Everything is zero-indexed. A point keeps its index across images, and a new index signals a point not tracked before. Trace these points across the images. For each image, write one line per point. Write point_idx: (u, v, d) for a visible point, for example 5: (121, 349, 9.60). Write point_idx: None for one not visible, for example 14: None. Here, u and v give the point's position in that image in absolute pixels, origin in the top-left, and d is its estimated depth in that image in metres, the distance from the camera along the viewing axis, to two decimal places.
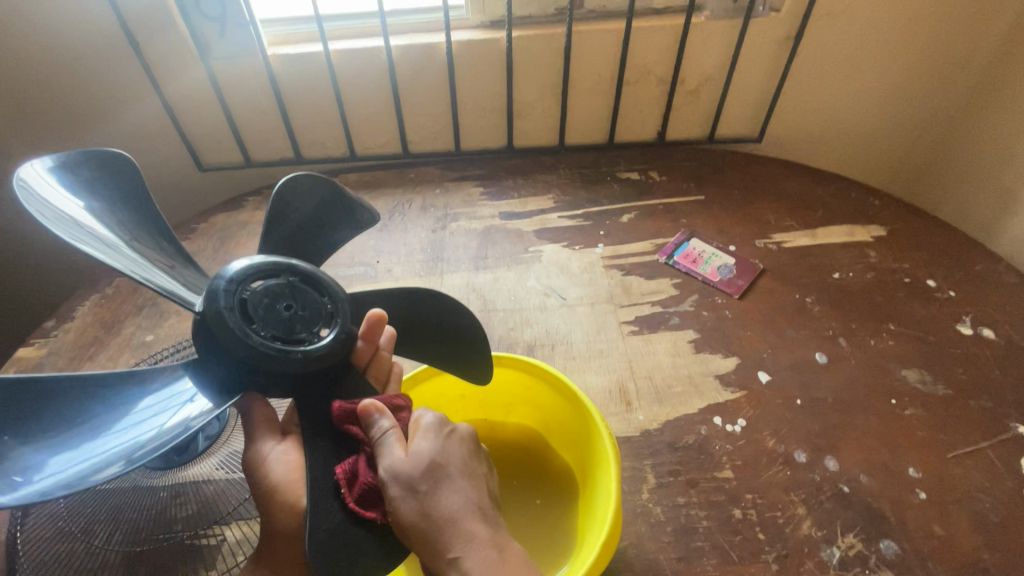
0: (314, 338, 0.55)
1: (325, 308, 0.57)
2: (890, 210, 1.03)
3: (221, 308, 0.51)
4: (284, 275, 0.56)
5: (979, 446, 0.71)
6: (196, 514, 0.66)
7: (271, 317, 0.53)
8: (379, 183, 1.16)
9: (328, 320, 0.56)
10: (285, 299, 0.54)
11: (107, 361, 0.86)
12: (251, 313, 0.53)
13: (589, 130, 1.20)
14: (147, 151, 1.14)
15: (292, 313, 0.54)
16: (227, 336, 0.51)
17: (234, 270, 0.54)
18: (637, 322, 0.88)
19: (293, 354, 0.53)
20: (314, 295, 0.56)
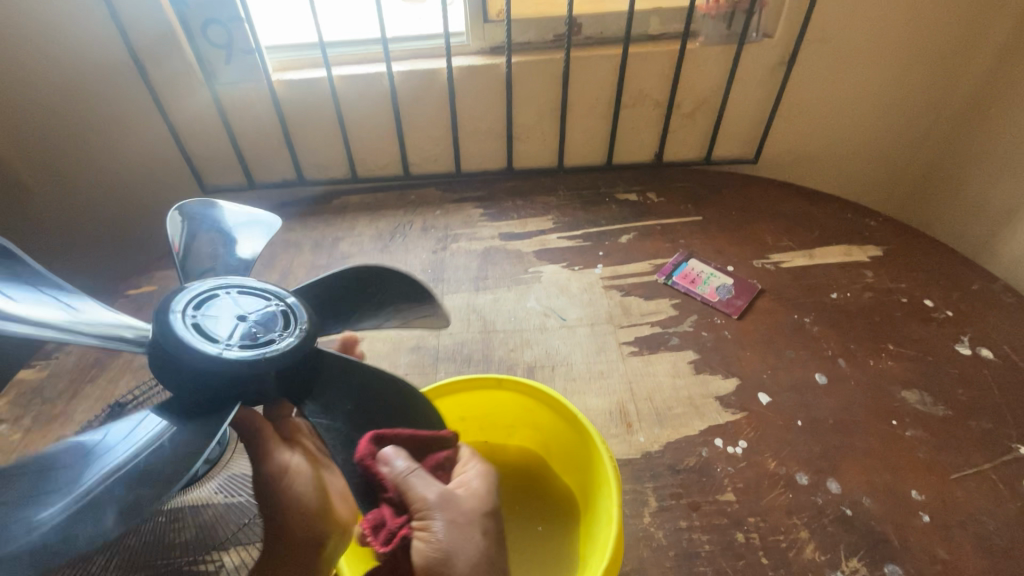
0: (278, 335, 0.56)
1: (273, 312, 0.59)
2: (886, 230, 1.05)
3: (184, 338, 0.53)
4: (219, 295, 0.59)
5: (981, 468, 0.71)
6: (200, 535, 0.66)
7: (223, 328, 0.55)
8: (380, 204, 1.17)
9: (284, 317, 0.59)
10: (235, 316, 0.57)
11: (107, 383, 0.86)
12: (210, 334, 0.54)
13: (588, 152, 1.22)
14: (151, 173, 1.15)
15: (247, 323, 0.56)
16: (191, 353, 0.52)
17: (170, 302, 0.56)
18: (637, 343, 0.88)
19: (266, 351, 0.54)
20: (253, 300, 0.59)
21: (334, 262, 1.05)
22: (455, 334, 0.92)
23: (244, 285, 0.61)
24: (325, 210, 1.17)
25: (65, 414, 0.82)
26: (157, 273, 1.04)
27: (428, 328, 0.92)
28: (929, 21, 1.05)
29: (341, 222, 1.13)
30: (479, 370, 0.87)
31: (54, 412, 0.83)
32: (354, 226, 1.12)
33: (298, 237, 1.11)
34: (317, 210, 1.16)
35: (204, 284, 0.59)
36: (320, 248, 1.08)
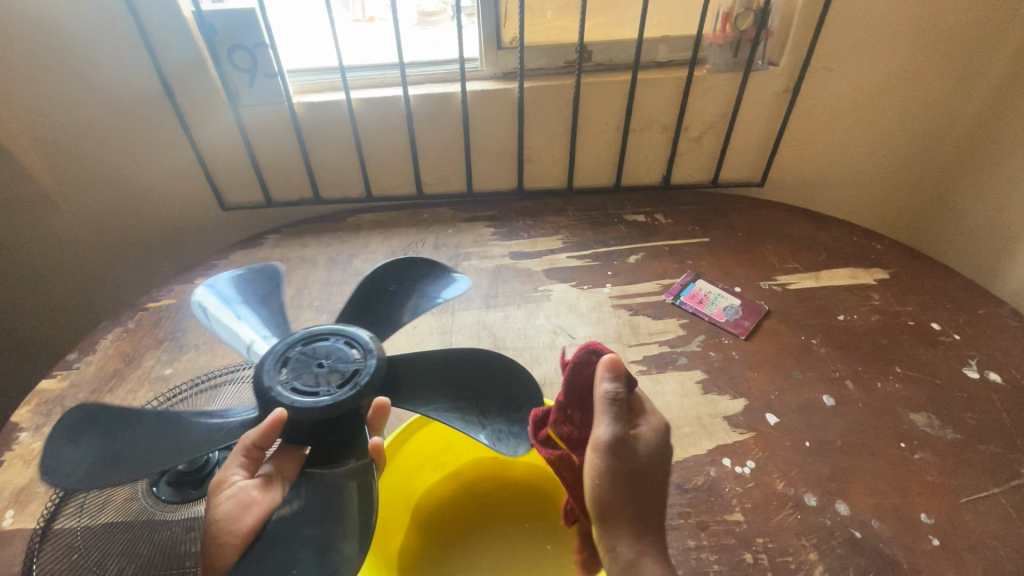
0: (357, 361, 0.65)
1: (337, 344, 0.67)
2: (892, 253, 1.06)
3: (294, 402, 0.61)
4: (292, 354, 0.65)
5: (991, 492, 0.71)
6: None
7: (317, 378, 0.63)
8: (394, 222, 1.20)
9: (352, 346, 0.67)
10: (314, 364, 0.65)
11: (126, 394, 0.88)
12: (309, 389, 0.62)
13: (597, 173, 1.24)
14: (172, 189, 1.19)
15: (328, 365, 0.65)
16: (307, 408, 0.60)
17: (263, 381, 0.63)
18: (645, 362, 0.89)
19: (360, 380, 0.63)
20: (321, 344, 0.67)
21: (348, 278, 1.08)
22: None
23: (297, 334, 0.68)
24: (340, 227, 1.20)
25: None
26: (176, 286, 1.06)
27: (439, 344, 0.94)
28: (931, 51, 1.08)
29: (355, 239, 1.16)
30: None
31: None
32: (368, 243, 1.15)
33: (313, 254, 1.13)
34: (332, 227, 1.19)
35: (276, 351, 0.66)
36: (335, 264, 1.11)
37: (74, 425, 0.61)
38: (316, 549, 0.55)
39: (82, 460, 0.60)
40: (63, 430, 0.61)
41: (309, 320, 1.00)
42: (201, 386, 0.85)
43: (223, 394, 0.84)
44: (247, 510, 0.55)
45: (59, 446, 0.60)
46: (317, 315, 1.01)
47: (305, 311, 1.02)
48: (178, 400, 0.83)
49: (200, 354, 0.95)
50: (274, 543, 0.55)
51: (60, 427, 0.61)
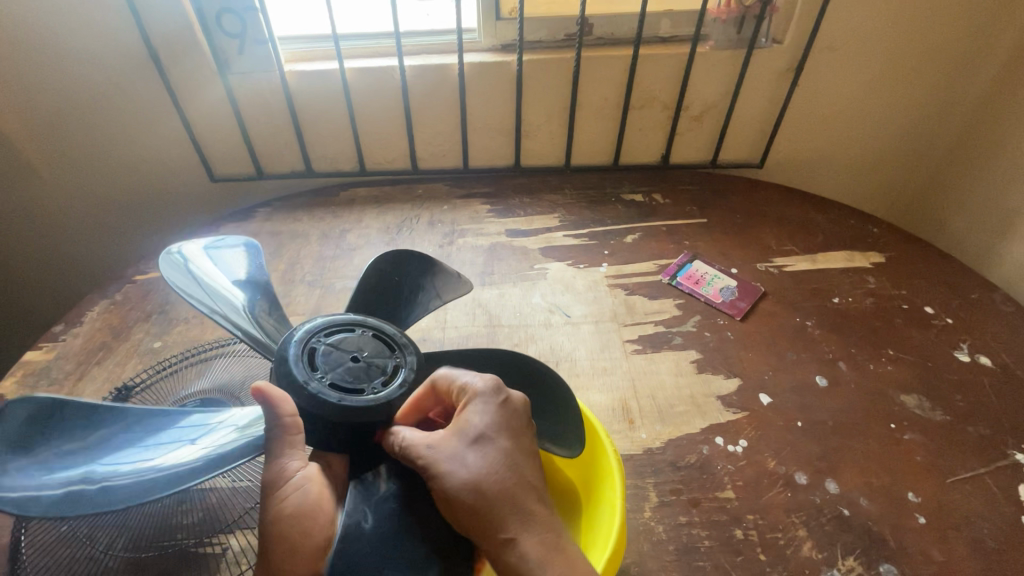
0: (391, 358, 0.62)
1: (367, 337, 0.63)
2: (889, 237, 1.06)
3: (334, 403, 0.56)
4: (320, 350, 0.61)
5: (977, 473, 0.72)
6: (203, 521, 0.66)
7: (354, 371, 0.59)
8: (387, 198, 1.18)
9: (384, 341, 0.63)
10: (347, 357, 0.60)
11: (114, 366, 0.87)
12: (348, 385, 0.58)
13: (595, 151, 1.23)
14: (157, 159, 1.15)
15: (362, 360, 0.60)
16: (357, 401, 0.57)
17: (293, 376, 0.58)
18: (641, 341, 0.89)
19: (404, 377, 0.60)
20: (346, 336, 0.63)
21: (341, 253, 1.06)
22: (461, 327, 0.92)
23: (322, 322, 0.63)
24: (333, 202, 1.17)
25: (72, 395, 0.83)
26: None
27: (434, 321, 0.93)
28: (936, 32, 1.06)
29: (348, 213, 1.14)
30: None
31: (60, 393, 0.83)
32: (361, 218, 1.13)
33: (305, 228, 1.11)
34: (325, 201, 1.17)
35: (298, 345, 0.61)
36: (328, 239, 1.09)
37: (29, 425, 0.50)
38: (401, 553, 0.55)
39: (35, 481, 0.48)
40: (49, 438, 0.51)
41: (301, 295, 0.99)
42: (191, 359, 0.83)
43: (214, 366, 0.82)
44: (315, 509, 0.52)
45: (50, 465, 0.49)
46: (309, 290, 0.99)
47: (297, 286, 1.00)
48: (169, 372, 0.82)
49: (190, 328, 0.93)
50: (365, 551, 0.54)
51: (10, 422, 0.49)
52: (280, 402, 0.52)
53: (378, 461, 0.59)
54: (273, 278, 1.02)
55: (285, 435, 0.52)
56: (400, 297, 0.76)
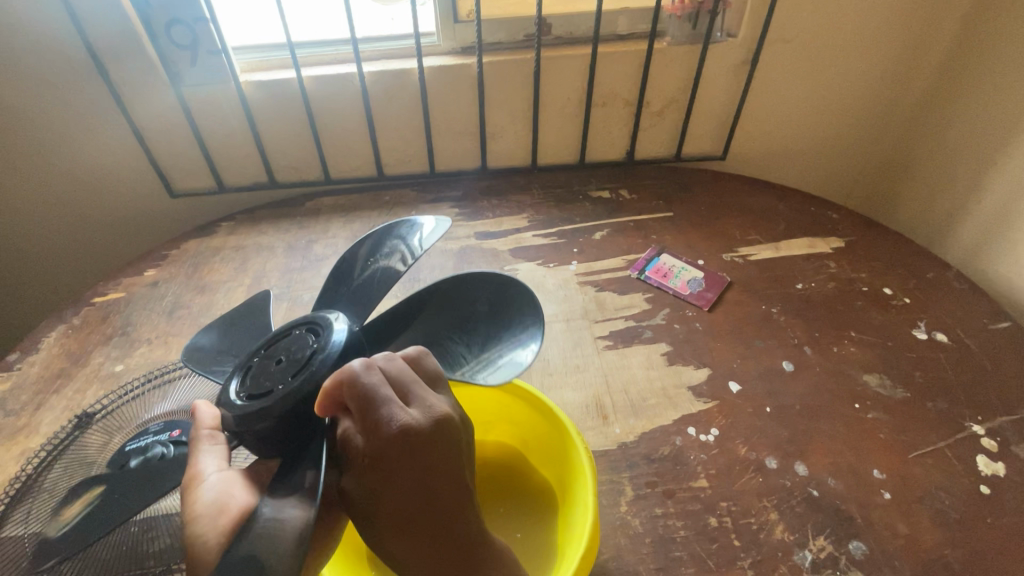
0: (314, 346, 0.55)
1: (298, 334, 0.58)
2: (848, 222, 1.09)
3: (245, 409, 0.52)
4: (253, 362, 0.57)
5: (937, 446, 0.74)
6: (170, 547, 0.65)
7: (274, 374, 0.54)
8: (354, 206, 1.16)
9: (313, 331, 0.58)
10: (274, 359, 0.56)
11: (74, 393, 0.84)
12: (265, 387, 0.53)
13: (561, 150, 1.23)
14: (115, 178, 1.13)
15: (285, 359, 0.55)
16: (264, 403, 0.51)
17: (223, 396, 0.55)
18: (612, 337, 0.90)
19: (320, 360, 0.53)
20: (280, 342, 0.58)
21: (308, 264, 1.05)
22: None
23: (266, 336, 0.60)
24: (299, 212, 1.16)
25: (31, 426, 0.80)
26: (125, 280, 1.02)
27: None
28: (883, 22, 1.10)
29: (315, 224, 1.13)
30: None
31: (18, 424, 0.80)
32: (328, 228, 1.12)
33: (271, 241, 1.09)
34: (290, 212, 1.15)
35: (239, 364, 0.59)
36: (294, 250, 1.07)
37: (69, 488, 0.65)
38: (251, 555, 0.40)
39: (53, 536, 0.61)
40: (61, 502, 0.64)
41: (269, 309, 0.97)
42: (154, 382, 0.81)
43: (178, 387, 0.80)
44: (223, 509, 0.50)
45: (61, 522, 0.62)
46: (276, 304, 0.98)
47: None
48: (132, 397, 0.80)
49: (153, 349, 0.91)
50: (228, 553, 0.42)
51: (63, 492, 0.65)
52: (206, 418, 0.59)
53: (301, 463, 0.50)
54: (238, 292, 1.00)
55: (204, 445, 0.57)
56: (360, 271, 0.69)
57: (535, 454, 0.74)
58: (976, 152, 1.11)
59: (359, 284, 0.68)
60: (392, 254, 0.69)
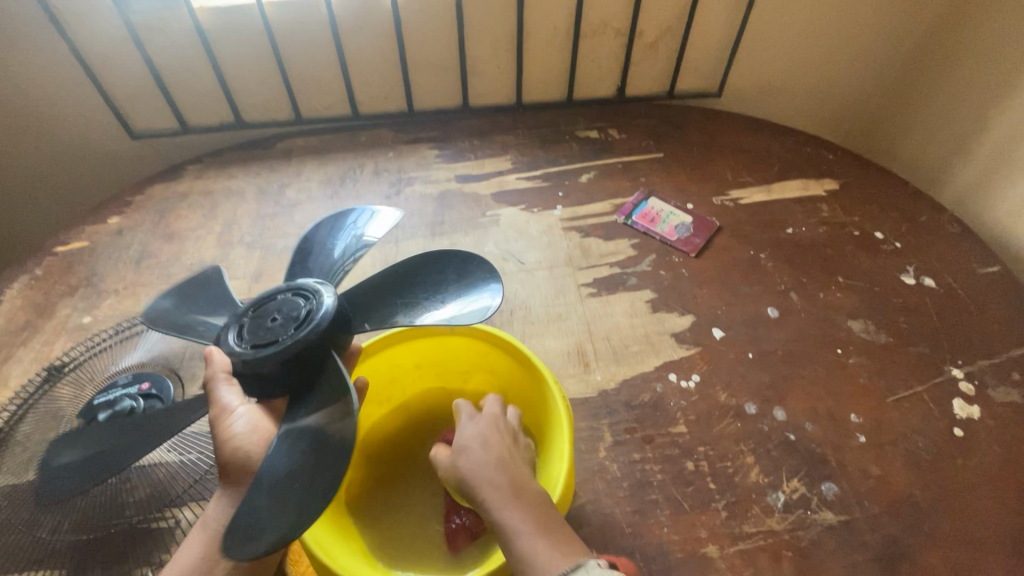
0: (308, 305, 0.54)
1: (287, 294, 0.56)
2: (843, 163, 1.05)
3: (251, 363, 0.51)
4: (246, 320, 0.56)
5: (915, 390, 0.74)
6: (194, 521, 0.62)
7: (273, 330, 0.53)
8: (328, 147, 1.10)
9: (302, 292, 0.56)
10: (267, 319, 0.55)
11: (41, 346, 0.82)
12: (264, 343, 0.52)
13: (547, 86, 1.16)
14: (69, 116, 1.05)
15: (280, 317, 0.54)
16: (270, 354, 0.51)
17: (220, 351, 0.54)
18: (596, 284, 0.88)
19: (317, 318, 0.53)
20: (268, 303, 0.56)
21: (281, 210, 1.00)
22: None
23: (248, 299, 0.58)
24: (269, 154, 1.09)
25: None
26: (88, 227, 0.97)
27: None
28: None
29: (286, 166, 1.07)
30: None
31: None
32: (301, 171, 1.06)
33: (240, 185, 1.04)
34: (260, 154, 1.09)
35: (229, 322, 0.57)
36: (265, 195, 1.02)
37: (66, 444, 0.59)
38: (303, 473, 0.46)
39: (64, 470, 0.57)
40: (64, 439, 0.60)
41: (240, 258, 0.93)
42: (123, 336, 0.79)
43: (147, 339, 0.78)
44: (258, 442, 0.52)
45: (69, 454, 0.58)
46: (248, 253, 0.94)
47: (235, 248, 0.95)
48: (101, 349, 0.77)
49: (122, 300, 0.87)
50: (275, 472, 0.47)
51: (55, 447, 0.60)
52: (214, 358, 0.53)
53: (308, 395, 0.52)
54: (208, 240, 0.96)
55: (223, 384, 0.53)
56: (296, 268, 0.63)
57: (514, 402, 0.73)
58: (984, 88, 1.04)
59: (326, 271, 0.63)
60: (346, 232, 0.66)
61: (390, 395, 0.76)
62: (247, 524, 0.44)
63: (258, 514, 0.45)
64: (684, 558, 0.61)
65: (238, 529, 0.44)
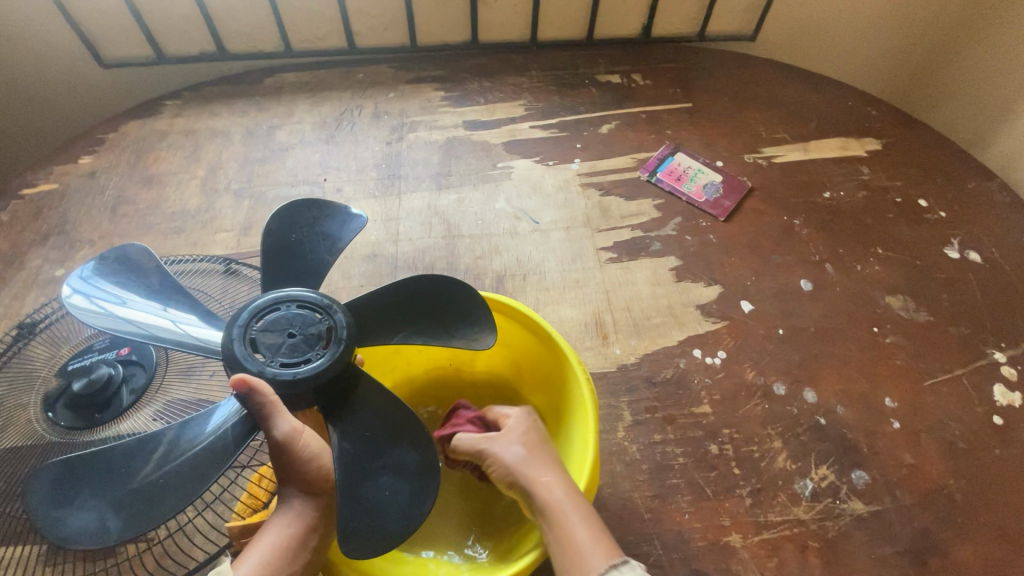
0: (324, 323, 0.50)
1: (292, 310, 0.51)
2: (888, 120, 0.96)
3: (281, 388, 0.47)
4: (250, 336, 0.49)
5: (954, 373, 0.70)
6: None
7: (295, 349, 0.49)
8: (322, 84, 0.99)
9: (308, 307, 0.51)
10: (279, 337, 0.49)
11: (12, 300, 0.75)
12: (288, 365, 0.48)
13: (566, 21, 1.04)
14: (26, 39, 0.93)
15: (296, 335, 0.49)
16: (303, 376, 0.48)
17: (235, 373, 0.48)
18: (616, 248, 0.81)
19: (342, 339, 0.50)
20: (272, 316, 0.50)
21: (271, 154, 0.91)
22: (416, 239, 0.82)
23: (237, 313, 0.50)
24: (256, 90, 0.98)
25: None
26: (56, 168, 0.88)
27: (384, 234, 0.82)
28: None
29: (275, 105, 0.96)
30: None
31: None
32: (292, 111, 0.95)
33: (225, 125, 0.93)
34: (246, 90, 0.98)
35: (227, 340, 0.49)
36: (253, 138, 0.92)
37: (59, 487, 0.44)
38: (385, 479, 0.48)
39: (83, 528, 0.43)
40: (53, 496, 0.44)
41: (227, 208, 0.85)
42: None
43: None
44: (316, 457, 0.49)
45: (78, 510, 0.44)
46: (236, 202, 0.85)
47: (222, 197, 0.86)
48: None
49: (98, 252, 0.80)
50: (353, 478, 0.48)
51: (40, 490, 0.44)
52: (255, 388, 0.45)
53: (349, 397, 0.50)
54: (191, 187, 0.87)
55: (276, 412, 0.46)
56: (272, 285, 0.56)
57: (527, 380, 0.68)
58: None
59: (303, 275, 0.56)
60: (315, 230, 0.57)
61: (400, 364, 0.70)
62: (355, 527, 0.46)
63: (364, 517, 0.47)
64: (705, 547, 0.58)
65: (352, 535, 0.46)
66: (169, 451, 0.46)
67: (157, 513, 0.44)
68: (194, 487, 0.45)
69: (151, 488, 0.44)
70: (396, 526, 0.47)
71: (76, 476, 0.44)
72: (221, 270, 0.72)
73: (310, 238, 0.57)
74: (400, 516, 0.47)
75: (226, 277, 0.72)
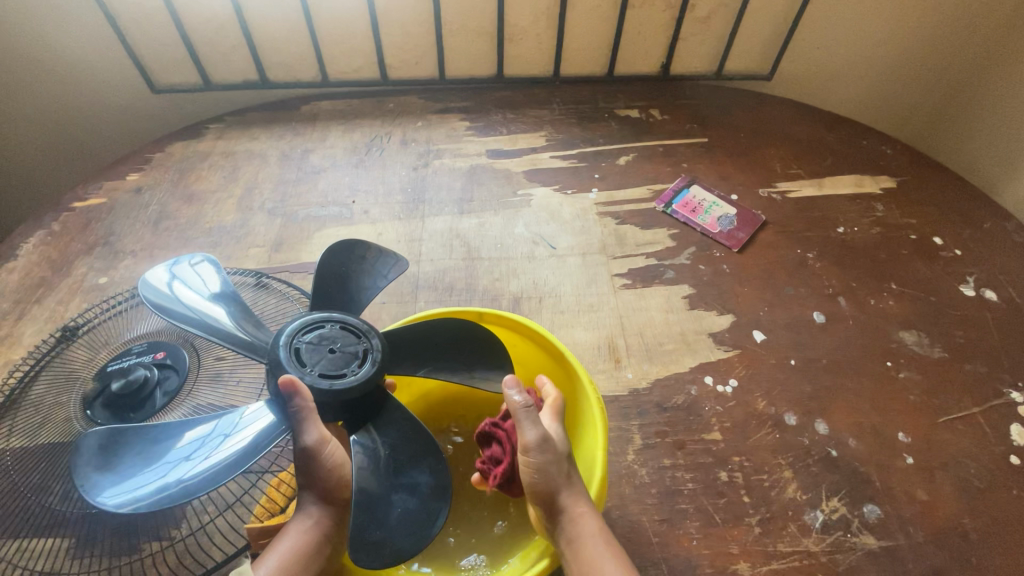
0: (362, 346, 0.53)
1: (336, 329, 0.54)
2: (902, 158, 0.97)
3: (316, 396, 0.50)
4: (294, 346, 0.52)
5: (970, 412, 0.69)
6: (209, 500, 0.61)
7: (332, 365, 0.52)
8: (356, 113, 1.05)
9: (351, 329, 0.54)
10: (320, 351, 0.52)
11: (56, 305, 0.80)
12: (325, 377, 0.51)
13: (587, 59, 1.09)
14: (90, 67, 1.01)
15: (336, 352, 0.52)
16: (337, 389, 0.50)
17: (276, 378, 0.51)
18: (630, 275, 0.83)
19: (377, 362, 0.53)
20: (317, 333, 0.53)
21: (304, 176, 0.96)
22: (437, 260, 0.85)
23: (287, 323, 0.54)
24: (293, 117, 1.04)
25: (14, 336, 0.76)
26: (105, 184, 0.94)
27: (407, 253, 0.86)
28: None
29: (311, 130, 1.02)
30: (460, 299, 0.81)
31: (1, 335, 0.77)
32: (326, 136, 1.01)
33: (263, 147, 0.99)
34: (284, 117, 1.04)
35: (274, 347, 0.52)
36: (288, 160, 0.98)
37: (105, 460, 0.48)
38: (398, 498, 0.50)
39: (116, 497, 0.45)
40: (98, 466, 0.48)
41: (260, 225, 0.90)
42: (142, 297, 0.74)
43: None
44: (338, 467, 0.52)
45: (114, 484, 0.46)
46: (269, 219, 0.90)
47: (256, 214, 0.91)
48: (114, 312, 0.73)
49: (138, 262, 0.85)
50: (369, 496, 0.49)
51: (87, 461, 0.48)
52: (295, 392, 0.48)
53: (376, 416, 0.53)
54: (229, 205, 0.92)
55: (308, 418, 0.48)
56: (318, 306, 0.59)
57: None
58: None
59: (349, 303, 0.60)
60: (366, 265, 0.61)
61: (416, 381, 0.70)
62: (368, 539, 0.48)
63: (375, 529, 0.48)
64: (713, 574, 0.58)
65: (363, 544, 0.47)
66: (208, 440, 0.50)
67: (189, 487, 0.46)
68: (224, 471, 0.48)
69: (186, 468, 0.47)
70: (406, 543, 0.48)
71: (124, 453, 0.48)
72: (252, 283, 0.76)
73: (358, 267, 0.61)
74: (409, 533, 0.49)
75: (257, 290, 0.75)
